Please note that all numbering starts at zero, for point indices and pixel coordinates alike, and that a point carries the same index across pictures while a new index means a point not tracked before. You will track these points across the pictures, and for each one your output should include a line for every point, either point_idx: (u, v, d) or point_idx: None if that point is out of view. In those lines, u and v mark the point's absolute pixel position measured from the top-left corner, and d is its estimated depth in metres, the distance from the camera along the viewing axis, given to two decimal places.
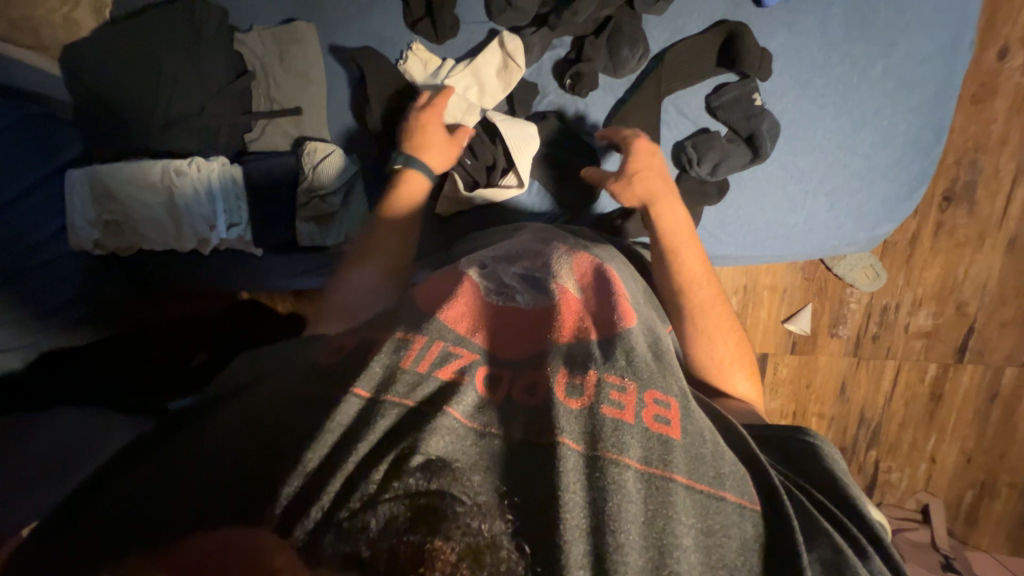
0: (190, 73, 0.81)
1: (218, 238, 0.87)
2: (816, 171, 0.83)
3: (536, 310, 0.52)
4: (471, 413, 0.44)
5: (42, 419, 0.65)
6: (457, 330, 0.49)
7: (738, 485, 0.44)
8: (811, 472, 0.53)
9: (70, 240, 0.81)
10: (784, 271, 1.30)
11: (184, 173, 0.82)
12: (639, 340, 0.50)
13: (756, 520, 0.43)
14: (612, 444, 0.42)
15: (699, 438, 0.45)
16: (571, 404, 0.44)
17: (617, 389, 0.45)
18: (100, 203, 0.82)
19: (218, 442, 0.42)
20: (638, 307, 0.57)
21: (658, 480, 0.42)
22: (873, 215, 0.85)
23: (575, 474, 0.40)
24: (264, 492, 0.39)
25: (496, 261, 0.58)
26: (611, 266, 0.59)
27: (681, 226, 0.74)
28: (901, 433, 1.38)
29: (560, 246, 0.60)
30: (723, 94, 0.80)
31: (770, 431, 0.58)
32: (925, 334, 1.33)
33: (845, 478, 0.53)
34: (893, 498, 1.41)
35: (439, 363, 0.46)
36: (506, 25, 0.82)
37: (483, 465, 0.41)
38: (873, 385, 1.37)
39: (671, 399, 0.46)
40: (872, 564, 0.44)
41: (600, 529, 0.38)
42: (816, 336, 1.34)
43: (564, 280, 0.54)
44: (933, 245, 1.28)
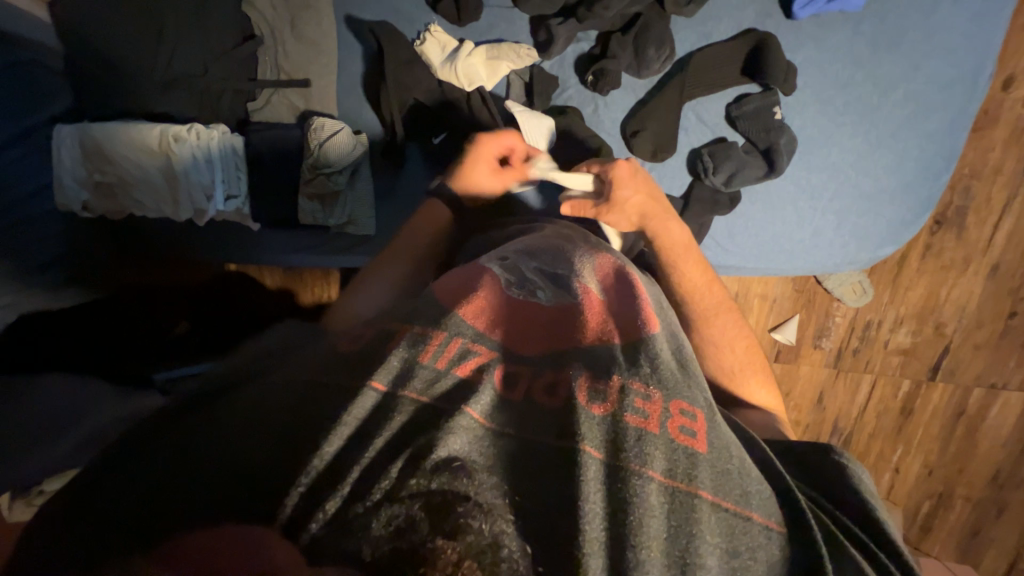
0: (196, 32, 0.77)
1: (214, 210, 0.84)
2: (827, 188, 0.83)
3: (558, 309, 0.52)
4: (488, 413, 0.43)
5: (23, 387, 0.61)
6: (475, 326, 0.48)
7: (765, 506, 0.43)
8: (840, 493, 0.52)
9: (57, 198, 0.78)
10: (776, 280, 1.32)
11: (183, 139, 0.78)
12: (664, 346, 0.50)
13: (781, 543, 0.42)
14: (634, 455, 0.41)
15: (725, 454, 0.44)
16: (593, 410, 0.43)
17: (641, 397, 0.44)
18: (91, 162, 0.77)
19: (234, 427, 0.41)
20: (661, 311, 0.56)
21: (683, 494, 0.41)
22: (877, 235, 0.86)
23: (596, 484, 0.40)
24: (279, 482, 0.38)
25: (517, 255, 0.58)
26: (635, 270, 0.59)
27: (678, 243, 0.74)
28: (869, 443, 1.44)
29: (582, 246, 0.60)
30: (745, 104, 0.80)
31: (796, 448, 0.57)
32: (903, 351, 1.38)
33: (878, 504, 0.51)
34: None
35: (456, 361, 0.45)
36: (531, 13, 0.80)
37: (504, 467, 0.41)
38: (849, 397, 1.42)
39: (697, 410, 0.46)
40: None
41: (621, 542, 0.38)
42: (800, 346, 1.38)
43: (587, 280, 0.54)
44: (921, 265, 1.31)
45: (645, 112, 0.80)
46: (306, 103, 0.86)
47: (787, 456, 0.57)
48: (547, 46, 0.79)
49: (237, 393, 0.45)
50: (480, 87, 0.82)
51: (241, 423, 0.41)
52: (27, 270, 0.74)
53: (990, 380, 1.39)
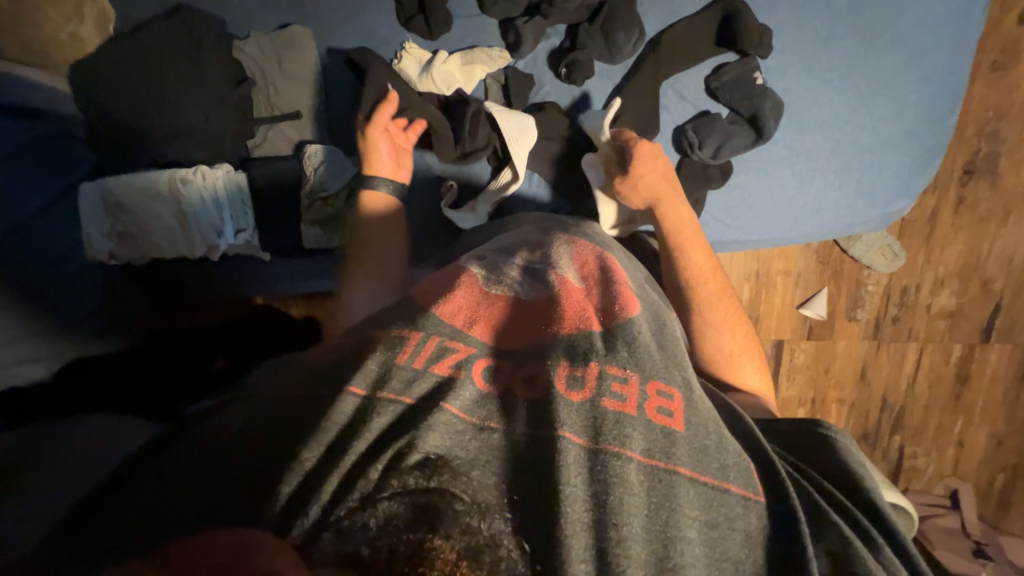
0: (193, 82, 0.82)
1: (226, 244, 0.89)
2: (824, 148, 0.81)
3: (533, 301, 0.52)
4: (470, 407, 0.43)
5: (72, 424, 0.65)
6: (453, 324, 0.48)
7: (742, 477, 0.44)
8: (826, 467, 0.52)
9: (87, 251, 0.83)
10: (797, 254, 1.26)
11: (190, 181, 0.83)
12: (643, 329, 0.49)
13: (760, 511, 0.43)
14: (613, 437, 0.41)
15: (702, 430, 0.44)
16: (572, 397, 0.43)
17: (619, 380, 0.44)
18: (114, 214, 0.83)
19: (222, 442, 0.42)
20: (642, 293, 0.56)
21: (662, 473, 0.41)
22: (885, 191, 0.83)
23: (577, 469, 0.40)
24: (270, 486, 0.39)
25: (495, 253, 0.58)
26: (613, 256, 0.59)
27: (687, 222, 0.74)
28: (925, 416, 1.35)
29: (560, 236, 0.59)
30: (724, 74, 0.78)
31: (783, 425, 0.57)
32: (948, 314, 1.29)
33: (868, 473, 0.52)
34: (919, 484, 1.37)
35: (435, 358, 0.45)
36: (499, 17, 0.81)
37: (486, 457, 0.41)
38: (895, 369, 1.33)
39: (674, 390, 0.45)
40: (883, 556, 0.44)
41: (602, 522, 0.38)
42: (833, 320, 1.30)
43: (565, 270, 0.54)
44: (955, 220, 1.23)
45: (624, 96, 0.79)
46: (300, 133, 0.90)
47: (772, 431, 0.57)
48: (517, 46, 0.80)
49: (219, 414, 0.46)
50: (458, 90, 0.84)
51: (224, 444, 0.42)
52: (63, 325, 0.78)
53: None
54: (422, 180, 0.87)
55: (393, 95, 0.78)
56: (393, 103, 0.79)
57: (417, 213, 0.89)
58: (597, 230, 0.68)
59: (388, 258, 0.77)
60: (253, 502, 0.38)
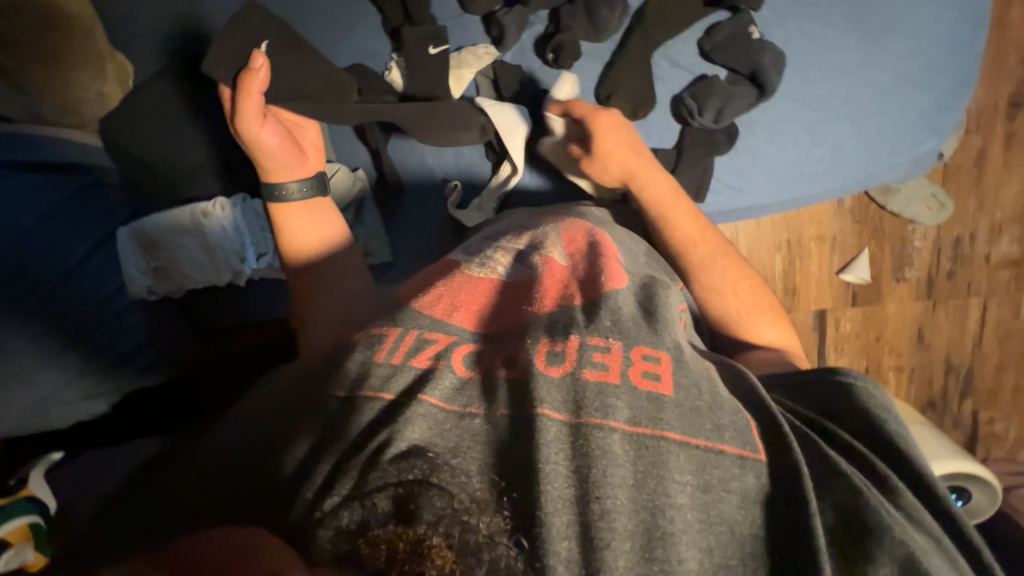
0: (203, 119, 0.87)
1: (250, 269, 0.91)
2: (835, 95, 0.76)
3: (518, 284, 0.53)
4: (450, 396, 0.43)
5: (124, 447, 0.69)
6: (432, 314, 0.49)
7: (739, 436, 0.43)
8: (846, 417, 0.51)
9: (131, 289, 0.86)
10: (830, 216, 1.18)
11: (210, 214, 0.87)
12: (625, 301, 0.50)
13: (759, 470, 0.42)
14: (595, 408, 0.41)
15: (694, 391, 0.44)
16: (552, 372, 0.43)
17: (601, 350, 0.45)
18: (148, 252, 0.87)
19: (222, 442, 0.45)
20: (634, 270, 0.57)
21: (649, 440, 0.41)
22: (913, 132, 0.77)
23: (558, 445, 0.40)
24: (265, 472, 0.41)
25: (480, 242, 0.59)
26: (603, 232, 0.59)
27: (665, 193, 0.73)
28: (998, 377, 1.24)
29: (548, 220, 0.60)
30: (715, 34, 0.75)
31: (799, 379, 0.56)
32: (1011, 262, 1.18)
33: (895, 423, 0.50)
34: (1001, 451, 1.26)
35: (412, 353, 0.46)
36: (481, 13, 0.82)
37: (467, 443, 0.40)
38: (957, 328, 1.22)
39: (661, 353, 0.46)
40: (897, 498, 0.44)
41: (585, 497, 0.38)
42: (878, 282, 1.21)
43: (549, 250, 0.55)
44: (1005, 160, 1.13)
45: (614, 73, 0.78)
46: None
47: (784, 384, 0.56)
48: (501, 39, 0.80)
49: (224, 422, 0.49)
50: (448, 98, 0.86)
51: (223, 443, 0.44)
52: (116, 359, 0.81)
53: None
54: (425, 185, 0.89)
55: (259, 66, 0.70)
56: (260, 78, 0.70)
57: (425, 219, 0.90)
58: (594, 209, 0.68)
59: (348, 275, 0.75)
60: (248, 488, 0.40)
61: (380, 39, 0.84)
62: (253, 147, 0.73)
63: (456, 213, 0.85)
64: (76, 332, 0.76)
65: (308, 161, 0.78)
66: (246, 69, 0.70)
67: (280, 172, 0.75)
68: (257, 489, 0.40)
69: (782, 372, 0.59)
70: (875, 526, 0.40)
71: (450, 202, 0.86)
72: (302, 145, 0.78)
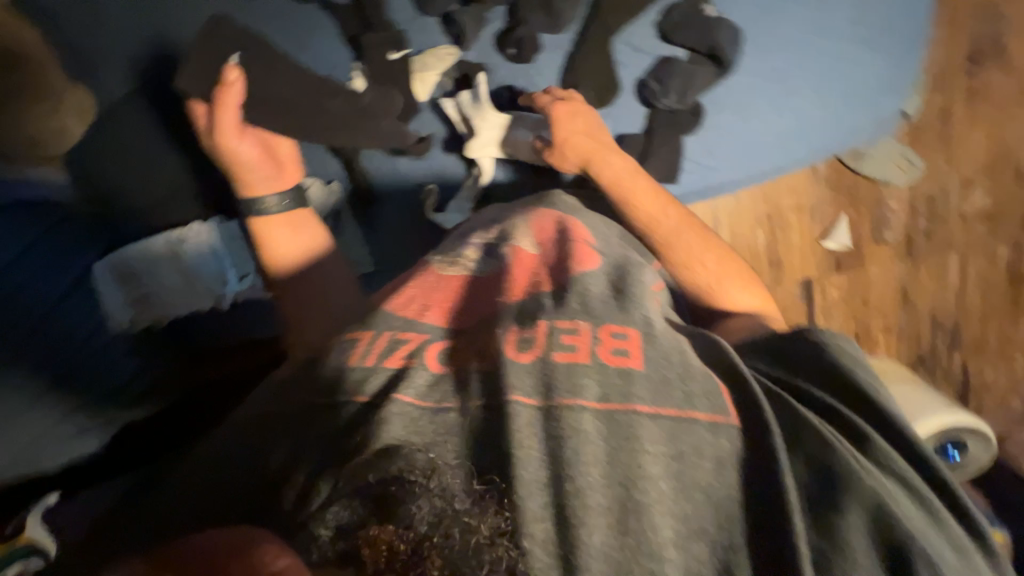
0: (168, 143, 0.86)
1: (231, 292, 0.89)
2: (795, 66, 0.77)
3: (488, 276, 0.55)
4: (424, 393, 0.45)
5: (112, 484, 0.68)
6: (405, 316, 0.52)
7: (710, 403, 0.46)
8: (817, 373, 0.54)
9: (111, 323, 0.83)
10: (806, 186, 1.19)
11: (186, 238, 0.86)
12: (595, 283, 0.54)
13: (728, 433, 0.45)
14: (567, 389, 0.44)
15: (661, 363, 0.47)
16: (523, 358, 0.46)
17: (569, 332, 0.48)
18: (126, 282, 0.85)
19: (210, 461, 0.45)
20: (606, 250, 0.59)
21: (620, 415, 0.43)
22: (872, 96, 0.79)
23: (532, 429, 0.42)
24: (261, 484, 0.42)
25: (452, 240, 0.61)
26: (575, 220, 0.60)
27: (625, 173, 0.73)
28: (984, 329, 1.26)
29: (515, 210, 0.62)
30: (672, 16, 0.76)
31: (772, 343, 0.59)
32: (985, 215, 1.20)
33: (863, 372, 0.54)
34: (994, 402, 1.28)
35: (385, 353, 0.48)
36: (439, 14, 0.82)
37: (443, 436, 0.42)
38: (939, 285, 1.24)
39: (628, 329, 0.49)
40: (872, 447, 0.48)
41: (558, 477, 0.40)
42: (858, 247, 1.23)
43: (519, 241, 0.57)
44: (969, 116, 1.16)
45: (576, 63, 0.78)
46: None
47: (758, 348, 0.59)
48: (461, 39, 0.81)
49: (206, 442, 0.49)
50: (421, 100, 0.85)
51: (211, 462, 0.45)
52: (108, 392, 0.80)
53: None
54: (400, 192, 0.88)
55: (231, 80, 0.71)
56: (235, 93, 0.73)
57: (403, 225, 0.89)
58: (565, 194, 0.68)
59: (334, 277, 0.76)
60: (241, 492, 0.42)
61: (340, 48, 0.83)
62: (231, 159, 0.75)
63: (432, 217, 0.86)
64: (58, 369, 0.74)
65: (285, 171, 0.79)
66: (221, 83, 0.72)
67: (258, 185, 0.77)
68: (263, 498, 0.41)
69: (757, 334, 0.62)
70: (844, 473, 0.44)
71: (425, 206, 0.86)
72: (279, 156, 0.79)
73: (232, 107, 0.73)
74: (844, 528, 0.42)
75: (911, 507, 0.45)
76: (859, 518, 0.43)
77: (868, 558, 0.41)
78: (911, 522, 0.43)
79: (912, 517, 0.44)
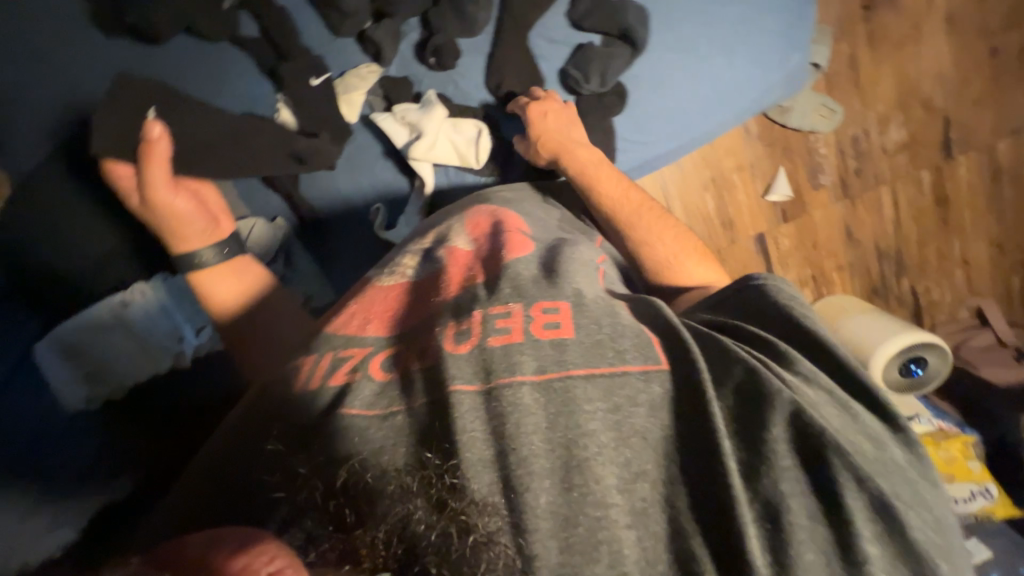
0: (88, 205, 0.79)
1: (191, 347, 0.84)
2: (701, 35, 0.81)
3: (426, 278, 0.55)
4: (372, 402, 0.44)
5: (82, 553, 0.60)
6: (344, 334, 0.51)
7: (641, 354, 0.47)
8: (763, 314, 0.56)
9: (66, 405, 0.77)
10: (742, 146, 1.25)
11: (130, 301, 0.80)
12: (527, 266, 0.55)
13: (661, 378, 0.46)
14: (503, 369, 0.44)
15: (592, 327, 0.49)
16: (461, 349, 0.46)
17: (503, 316, 0.48)
18: (72, 360, 0.77)
19: (197, 474, 0.44)
20: (539, 236, 0.62)
21: (556, 383, 0.44)
22: (777, 52, 0.84)
23: (473, 413, 0.42)
24: (247, 489, 0.40)
25: (393, 255, 0.61)
26: (507, 210, 0.65)
27: (595, 162, 0.75)
28: (923, 250, 1.35)
29: (451, 216, 0.64)
30: (579, 5, 0.79)
31: (724, 294, 0.61)
32: (905, 146, 1.28)
33: (798, 307, 0.56)
34: (944, 315, 1.38)
35: (329, 373, 0.47)
36: (354, 35, 0.81)
37: (393, 440, 0.41)
38: (877, 218, 1.32)
39: (559, 302, 0.50)
40: (792, 365, 0.49)
41: (502, 452, 0.40)
42: (800, 195, 1.30)
43: (455, 241, 0.59)
44: (874, 57, 1.23)
45: (497, 63, 0.80)
46: None
47: (712, 303, 0.61)
48: (380, 55, 0.80)
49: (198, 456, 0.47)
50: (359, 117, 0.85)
51: (207, 461, 0.44)
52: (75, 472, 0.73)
53: (1010, 128, 1.28)
54: (348, 216, 0.87)
55: (156, 135, 0.69)
56: (162, 147, 0.70)
57: (359, 249, 0.88)
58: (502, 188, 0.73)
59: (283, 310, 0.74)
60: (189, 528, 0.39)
61: (260, 83, 0.82)
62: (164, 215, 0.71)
63: (383, 235, 0.85)
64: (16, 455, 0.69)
65: (220, 222, 0.76)
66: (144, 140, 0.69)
67: (195, 242, 0.73)
68: (243, 502, 0.39)
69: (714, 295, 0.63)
70: (769, 393, 0.44)
71: (375, 226, 0.85)
72: (211, 207, 0.76)
73: (160, 162, 0.70)
74: (773, 443, 0.42)
75: (837, 413, 0.46)
76: (782, 430, 0.43)
77: (793, 462, 0.42)
78: (832, 424, 0.44)
79: (835, 421, 0.45)
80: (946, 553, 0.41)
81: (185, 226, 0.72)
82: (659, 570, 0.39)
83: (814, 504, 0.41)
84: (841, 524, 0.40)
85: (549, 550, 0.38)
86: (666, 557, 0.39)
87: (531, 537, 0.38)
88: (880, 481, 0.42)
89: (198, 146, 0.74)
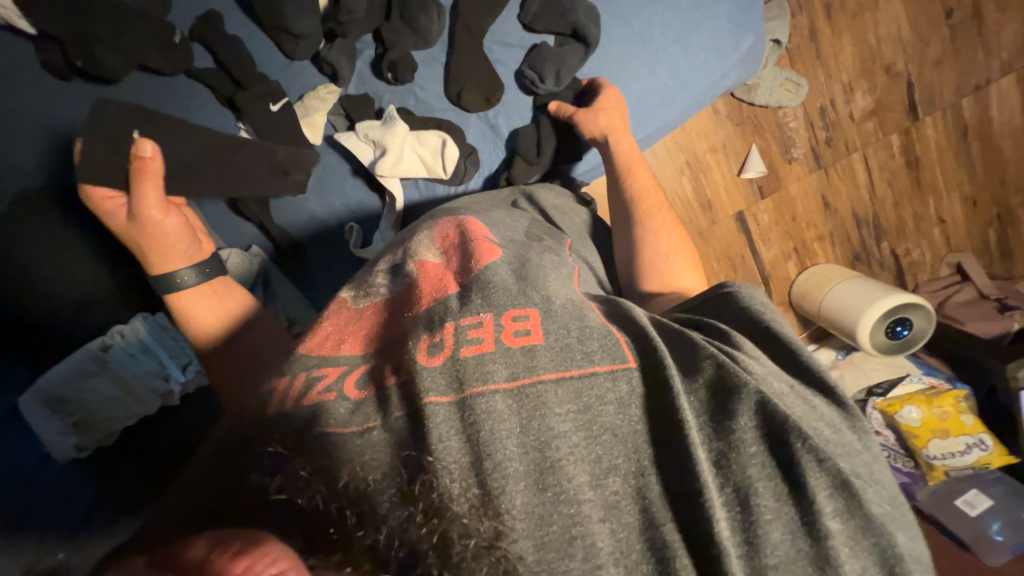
0: (49, 246, 0.76)
1: (179, 385, 0.83)
2: (653, 27, 0.82)
3: (398, 294, 0.55)
4: (349, 418, 0.44)
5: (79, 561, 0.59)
6: (321, 353, 0.50)
7: (608, 353, 0.48)
8: (724, 315, 0.58)
9: (56, 456, 0.74)
10: (713, 127, 1.26)
11: (110, 346, 0.79)
12: (496, 272, 0.55)
13: (628, 376, 0.47)
14: (477, 377, 0.44)
15: (561, 332, 0.49)
16: (434, 361, 0.46)
17: (474, 326, 0.48)
18: (58, 409, 0.74)
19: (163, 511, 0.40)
20: (506, 242, 0.62)
21: (528, 388, 0.44)
22: (729, 36, 0.84)
23: (448, 424, 0.42)
24: (232, 493, 0.37)
25: (363, 274, 0.61)
26: (473, 219, 0.65)
27: (631, 154, 0.80)
28: (899, 212, 1.37)
29: (421, 229, 0.64)
30: (530, 7, 0.80)
31: (696, 302, 0.62)
32: (871, 113, 1.29)
33: (759, 306, 0.57)
34: (925, 274, 1.42)
35: (304, 392, 0.46)
36: (307, 56, 0.81)
37: (370, 456, 0.40)
38: (851, 185, 1.34)
39: (528, 310, 0.50)
40: (739, 344, 0.51)
41: (478, 459, 0.41)
42: (774, 170, 1.31)
43: (424, 254, 0.59)
44: (833, 28, 1.24)
45: (455, 72, 0.80)
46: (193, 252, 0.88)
47: (688, 307, 0.62)
48: (337, 75, 0.80)
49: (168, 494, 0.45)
50: (325, 138, 0.85)
51: (189, 484, 0.41)
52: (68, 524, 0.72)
53: (975, 84, 1.28)
54: (326, 237, 0.88)
55: (150, 155, 0.65)
56: (157, 167, 0.66)
57: (342, 268, 0.89)
58: (468, 199, 0.75)
59: (265, 333, 0.73)
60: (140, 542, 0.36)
61: (221, 113, 0.82)
62: (151, 236, 0.68)
63: (358, 255, 0.86)
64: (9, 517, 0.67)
65: (203, 244, 0.74)
66: (137, 159, 0.65)
67: (176, 265, 0.70)
68: (236, 496, 0.37)
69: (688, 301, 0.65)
70: (735, 383, 0.45)
71: (351, 245, 0.86)
72: (193, 226, 0.75)
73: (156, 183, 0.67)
74: (737, 430, 0.43)
75: (799, 402, 0.47)
76: (745, 415, 0.44)
77: (757, 446, 0.43)
78: (793, 409, 0.45)
79: (795, 407, 0.46)
80: (898, 522, 0.44)
81: (169, 248, 0.70)
82: (633, 560, 0.40)
83: (779, 485, 0.42)
84: (802, 501, 0.41)
85: (528, 549, 0.38)
86: (639, 546, 0.41)
87: (511, 538, 0.38)
88: (841, 461, 0.43)
89: (178, 165, 0.72)
